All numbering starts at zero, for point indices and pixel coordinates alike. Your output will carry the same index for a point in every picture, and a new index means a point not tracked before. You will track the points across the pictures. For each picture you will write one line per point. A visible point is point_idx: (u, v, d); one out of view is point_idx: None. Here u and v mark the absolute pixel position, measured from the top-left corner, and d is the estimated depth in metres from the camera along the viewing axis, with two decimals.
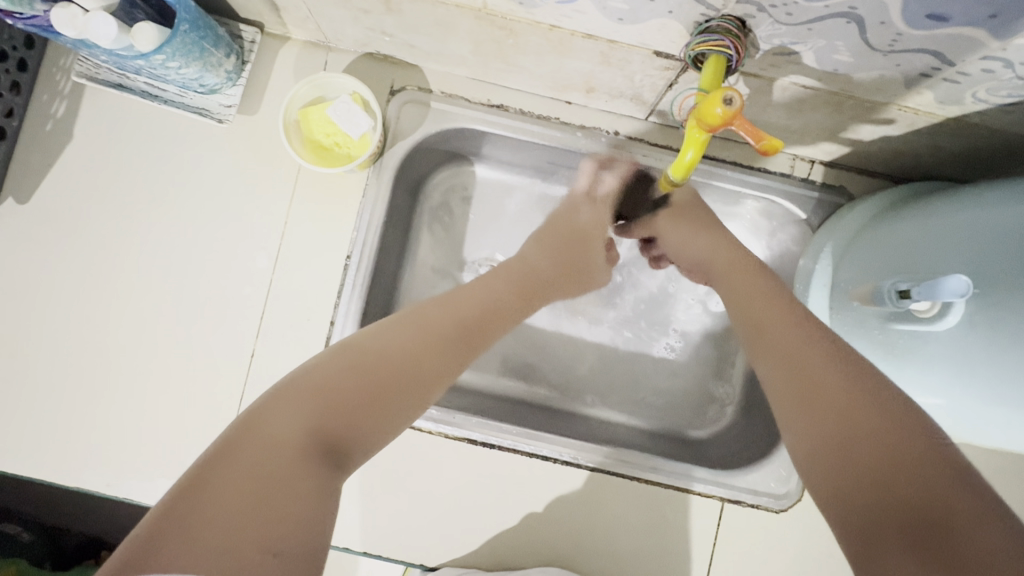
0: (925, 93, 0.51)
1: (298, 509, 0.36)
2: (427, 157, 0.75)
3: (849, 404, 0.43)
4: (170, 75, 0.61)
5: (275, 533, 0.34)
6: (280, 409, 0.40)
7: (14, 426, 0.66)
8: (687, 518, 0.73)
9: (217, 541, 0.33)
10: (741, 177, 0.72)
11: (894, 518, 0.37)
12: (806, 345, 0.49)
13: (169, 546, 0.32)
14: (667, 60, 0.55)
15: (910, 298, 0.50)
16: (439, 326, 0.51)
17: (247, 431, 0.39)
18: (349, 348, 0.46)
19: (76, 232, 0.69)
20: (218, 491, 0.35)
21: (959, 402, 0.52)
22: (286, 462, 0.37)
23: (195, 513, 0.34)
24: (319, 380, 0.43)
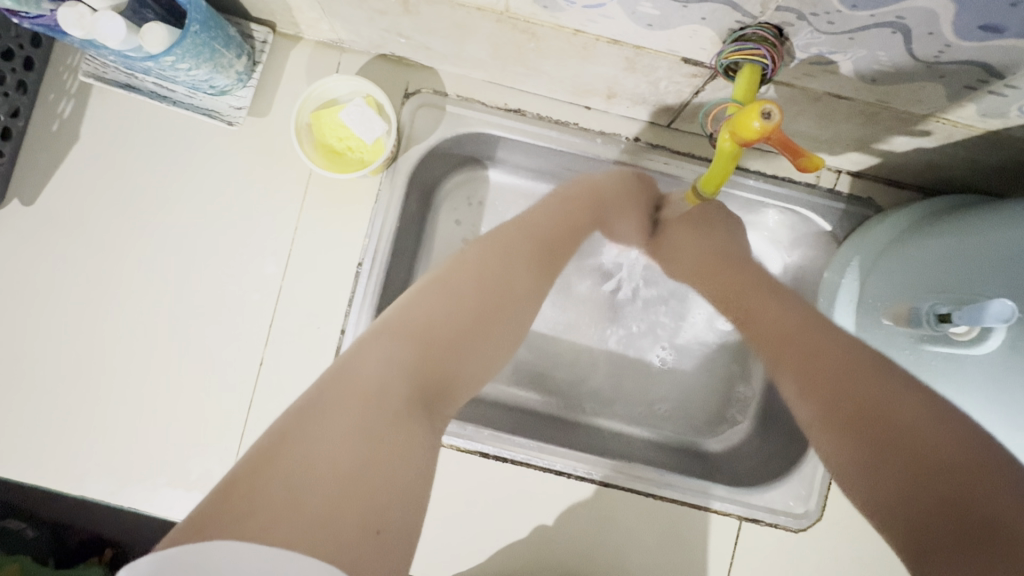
0: (967, 106, 0.49)
1: (387, 478, 0.35)
2: (442, 161, 0.73)
3: (883, 406, 0.42)
4: (179, 77, 0.59)
5: (355, 505, 0.33)
6: (363, 358, 0.40)
7: (20, 430, 0.65)
8: (703, 535, 0.71)
9: (283, 515, 0.32)
10: (763, 187, 0.70)
11: (939, 521, 0.36)
12: (840, 352, 0.48)
13: (236, 516, 0.31)
14: (695, 68, 0.52)
15: (950, 321, 0.48)
16: (512, 272, 0.49)
17: (326, 388, 0.38)
18: (428, 292, 0.45)
19: (82, 231, 0.68)
20: (299, 451, 0.34)
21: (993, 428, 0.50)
22: (371, 426, 0.36)
23: (263, 485, 0.33)
24: (402, 326, 0.42)
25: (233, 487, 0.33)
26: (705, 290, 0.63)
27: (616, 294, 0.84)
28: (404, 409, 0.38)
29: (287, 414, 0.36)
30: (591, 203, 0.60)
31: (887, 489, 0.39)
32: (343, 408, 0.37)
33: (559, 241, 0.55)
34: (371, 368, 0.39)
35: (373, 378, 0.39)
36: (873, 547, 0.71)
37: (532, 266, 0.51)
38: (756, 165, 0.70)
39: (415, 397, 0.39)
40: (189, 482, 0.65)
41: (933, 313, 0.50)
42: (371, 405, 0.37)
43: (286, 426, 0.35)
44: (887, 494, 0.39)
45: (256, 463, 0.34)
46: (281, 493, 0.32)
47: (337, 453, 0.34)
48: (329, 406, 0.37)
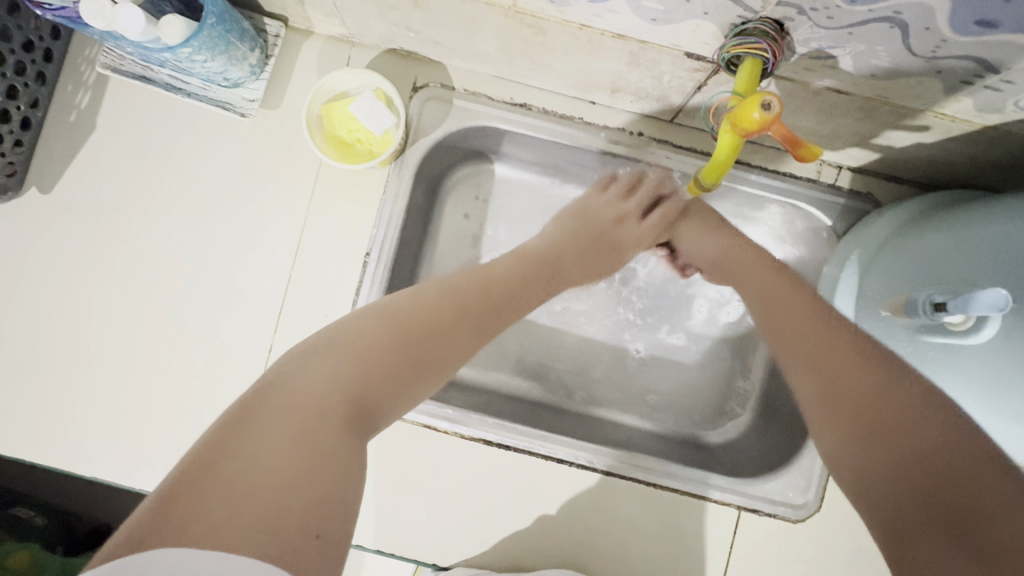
0: (964, 101, 0.50)
1: (317, 484, 0.37)
2: (448, 154, 0.75)
3: (882, 400, 0.42)
4: (195, 68, 0.61)
5: (286, 507, 0.35)
6: (300, 368, 0.42)
7: (36, 414, 0.67)
8: (703, 525, 0.72)
9: (219, 517, 0.34)
10: (765, 182, 0.71)
11: (926, 517, 0.36)
12: (842, 341, 0.48)
13: (175, 519, 0.34)
14: (698, 62, 0.54)
15: (945, 310, 0.49)
16: (461, 288, 0.52)
17: (263, 395, 0.40)
18: (376, 307, 0.48)
19: (98, 221, 0.69)
20: (230, 456, 0.36)
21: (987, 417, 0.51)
22: (305, 436, 0.38)
23: (196, 490, 0.35)
24: (341, 338, 0.45)
25: (174, 494, 0.35)
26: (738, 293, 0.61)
27: (618, 287, 0.85)
28: (338, 419, 0.40)
29: (225, 422, 0.38)
30: (552, 254, 0.62)
31: (882, 482, 0.40)
32: (280, 418, 0.39)
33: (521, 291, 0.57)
34: (308, 382, 0.41)
35: (310, 392, 0.41)
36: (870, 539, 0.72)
37: (494, 287, 0.54)
38: (758, 161, 0.71)
39: (349, 407, 0.41)
40: None
41: (929, 302, 0.51)
42: (304, 414, 0.39)
43: (220, 431, 0.38)
44: (880, 487, 0.40)
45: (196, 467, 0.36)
46: (218, 497, 0.35)
47: (274, 461, 0.37)
48: (266, 415, 0.39)
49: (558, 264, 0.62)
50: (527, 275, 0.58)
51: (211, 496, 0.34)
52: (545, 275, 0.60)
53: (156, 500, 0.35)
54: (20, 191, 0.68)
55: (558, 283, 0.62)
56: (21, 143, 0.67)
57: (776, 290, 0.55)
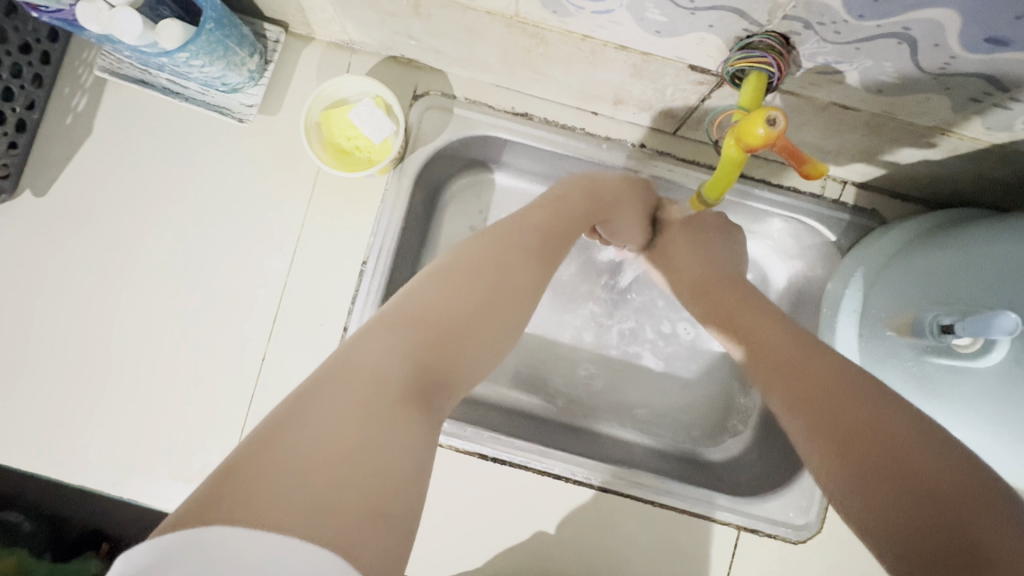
0: (973, 119, 0.49)
1: (394, 461, 0.35)
2: (448, 162, 0.74)
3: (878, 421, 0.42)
4: (193, 73, 0.60)
5: (362, 486, 0.33)
6: (373, 340, 0.41)
7: (24, 420, 0.66)
8: (703, 544, 0.71)
9: (293, 501, 0.31)
10: (769, 196, 0.70)
11: (935, 539, 0.35)
12: (830, 364, 0.48)
13: (234, 498, 0.31)
14: (702, 75, 0.53)
15: (953, 332, 0.47)
16: (522, 255, 0.51)
17: (335, 368, 0.38)
18: (443, 274, 0.47)
19: (94, 226, 0.68)
20: (305, 430, 0.34)
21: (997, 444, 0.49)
22: (376, 414, 0.36)
23: (260, 467, 0.32)
24: (412, 308, 0.44)
25: (230, 473, 0.32)
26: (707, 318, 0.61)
27: (619, 299, 0.84)
28: (412, 391, 0.39)
29: (288, 405, 0.36)
30: (598, 188, 0.61)
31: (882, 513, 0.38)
32: (347, 396, 0.36)
33: (568, 232, 0.57)
34: (373, 359, 0.39)
35: (378, 370, 0.39)
36: (873, 561, 0.70)
37: (541, 242, 0.53)
38: (761, 175, 0.70)
39: (421, 380, 0.40)
40: (188, 474, 0.65)
41: (936, 323, 0.50)
42: (379, 386, 0.37)
43: (292, 404, 0.36)
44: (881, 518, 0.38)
45: (255, 453, 0.33)
46: (278, 483, 0.31)
47: (342, 440, 0.34)
48: (332, 396, 0.36)
49: (603, 199, 0.61)
50: (571, 213, 0.58)
51: (268, 482, 0.31)
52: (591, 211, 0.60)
53: (211, 481, 0.32)
54: (14, 193, 0.68)
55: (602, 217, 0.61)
56: (16, 145, 0.66)
57: (760, 314, 0.56)
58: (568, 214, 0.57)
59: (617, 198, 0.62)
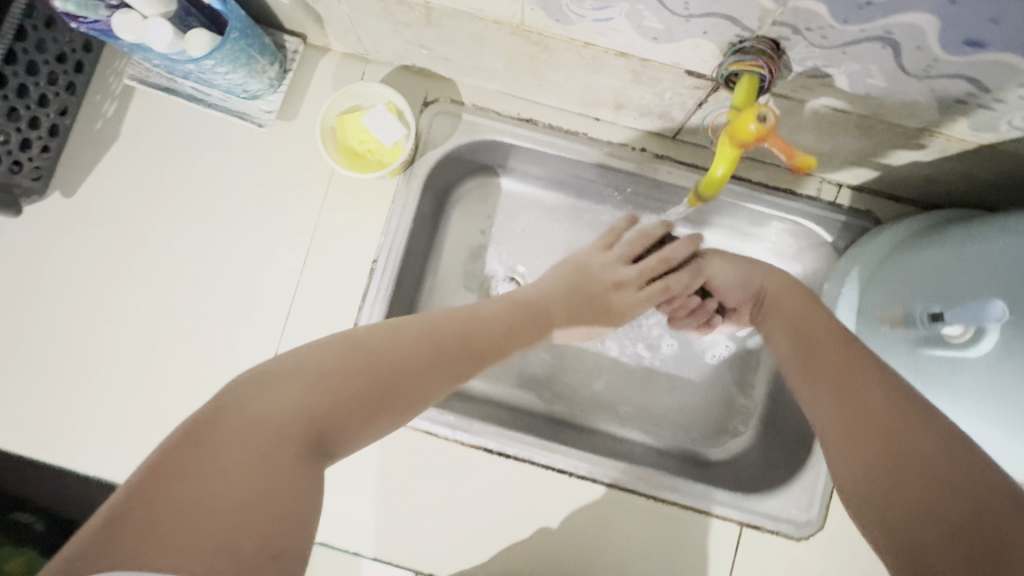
0: (958, 120, 0.51)
1: (277, 506, 0.36)
2: (457, 166, 0.78)
3: (892, 422, 0.43)
4: (217, 80, 0.64)
5: (244, 528, 0.34)
6: (267, 386, 0.41)
7: (47, 412, 0.68)
8: (705, 541, 0.71)
9: (170, 545, 0.32)
10: (765, 198, 0.72)
11: (949, 532, 0.35)
12: (856, 368, 0.49)
13: (123, 541, 0.31)
14: (699, 80, 0.56)
15: (943, 321, 0.51)
16: (439, 329, 0.54)
17: (227, 409, 0.39)
18: (351, 333, 0.49)
19: (118, 226, 0.72)
20: (190, 474, 0.34)
21: (992, 434, 0.50)
22: (260, 451, 0.37)
23: (150, 509, 0.33)
24: (311, 360, 0.44)
25: (118, 516, 0.32)
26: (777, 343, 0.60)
27: None
28: (302, 438, 0.39)
29: (185, 434, 0.37)
30: (544, 308, 0.65)
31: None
32: (245, 428, 0.38)
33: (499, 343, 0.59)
34: (270, 401, 0.40)
35: (284, 405, 0.40)
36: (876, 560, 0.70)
37: (467, 325, 0.56)
38: (758, 177, 0.72)
39: (314, 429, 0.41)
40: None
41: (927, 314, 0.53)
42: (269, 434, 0.38)
43: (180, 445, 0.36)
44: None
45: (144, 484, 0.34)
46: (160, 513, 0.33)
47: (232, 471, 0.35)
48: (233, 429, 0.37)
49: (546, 320, 0.65)
50: (514, 319, 0.61)
51: (153, 514, 0.32)
52: (535, 328, 0.63)
53: (100, 521, 0.32)
54: (44, 194, 0.71)
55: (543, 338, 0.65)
56: (48, 149, 0.70)
57: (797, 318, 0.59)
58: (506, 316, 0.60)
59: (560, 307, 0.66)
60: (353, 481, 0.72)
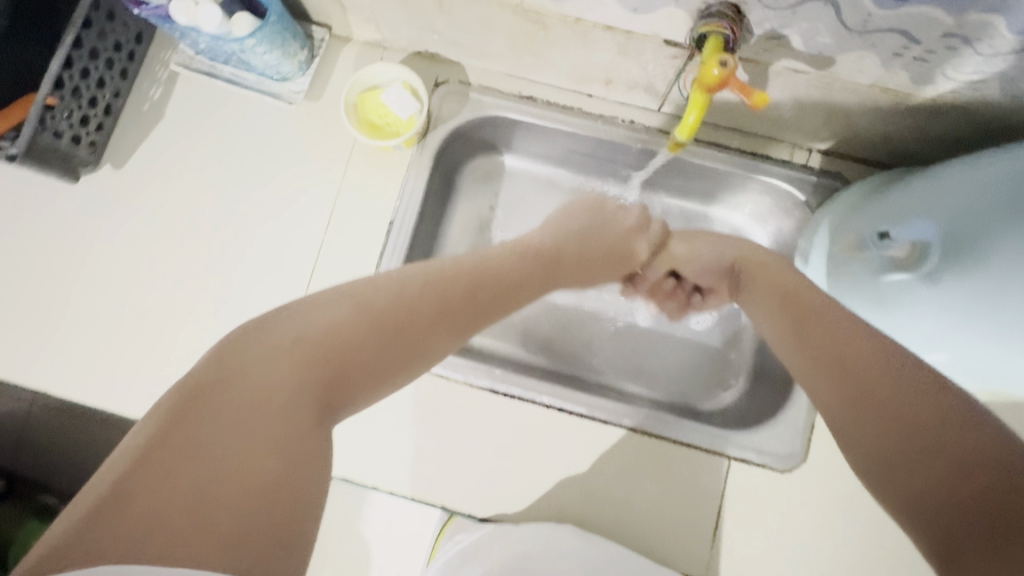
0: (900, 74, 0.59)
1: (283, 488, 0.38)
2: (464, 142, 0.86)
3: (888, 384, 0.44)
4: (255, 61, 0.73)
5: (248, 514, 0.36)
6: (261, 364, 0.41)
7: (95, 359, 0.76)
8: (699, 478, 0.75)
9: (175, 533, 0.34)
10: (743, 162, 0.79)
11: (951, 491, 0.36)
12: (849, 336, 0.50)
13: (124, 527, 0.34)
14: (675, 48, 0.64)
15: (891, 239, 0.60)
16: (447, 288, 0.53)
17: (220, 390, 0.40)
18: (352, 296, 0.48)
19: (161, 195, 0.80)
20: (188, 462, 0.36)
21: (947, 347, 0.57)
22: (260, 436, 0.39)
23: (149, 495, 0.35)
24: (307, 331, 0.44)
25: (115, 502, 0.34)
26: (749, 303, 0.65)
27: None
28: (300, 417, 0.41)
29: (165, 420, 0.38)
30: (551, 255, 0.66)
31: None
32: (241, 411, 0.39)
33: (497, 299, 0.58)
34: (265, 380, 0.41)
35: (267, 385, 0.41)
36: (859, 495, 0.75)
37: (471, 283, 0.56)
38: (736, 144, 0.80)
39: (313, 408, 0.42)
40: None
41: (877, 236, 0.63)
42: (264, 417, 0.40)
43: (173, 431, 0.37)
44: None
45: (132, 470, 0.35)
46: (152, 504, 0.35)
47: (229, 462, 0.37)
48: (213, 416, 0.38)
49: (557, 267, 0.66)
50: (519, 275, 0.61)
51: (145, 505, 0.35)
52: (546, 274, 0.64)
53: (99, 504, 0.34)
54: (97, 166, 0.80)
55: (552, 285, 0.66)
56: (102, 126, 0.78)
57: (777, 291, 0.61)
58: (509, 270, 0.60)
59: (570, 255, 0.67)
60: (369, 424, 0.78)
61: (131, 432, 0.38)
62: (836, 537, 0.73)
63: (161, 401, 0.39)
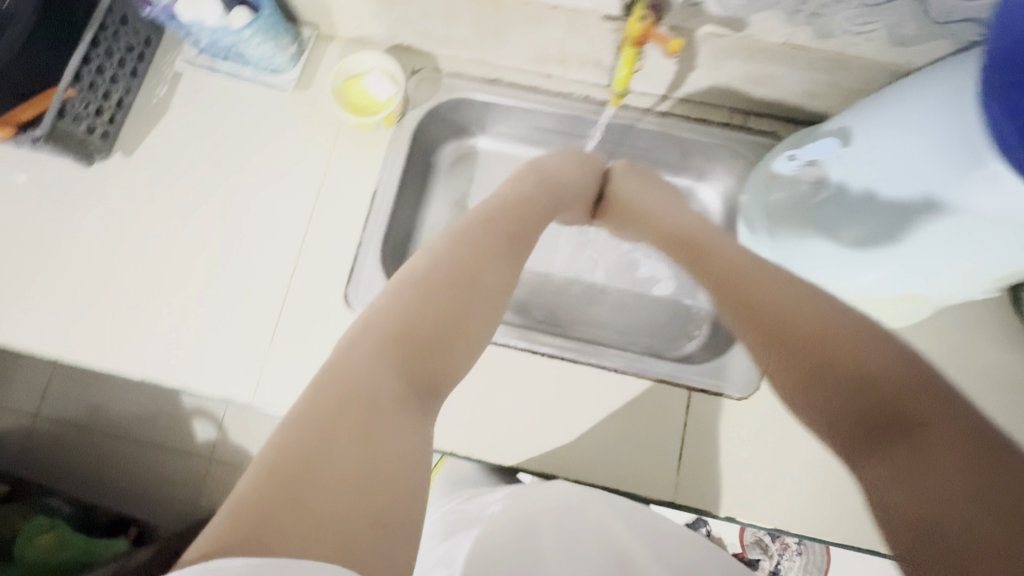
0: (804, 30, 0.69)
1: (395, 471, 0.45)
2: (441, 125, 0.96)
3: (843, 342, 0.51)
4: (251, 51, 0.84)
5: (375, 498, 0.42)
6: (357, 367, 0.49)
7: (105, 324, 0.82)
8: (663, 409, 0.81)
9: (318, 524, 0.39)
10: (687, 126, 0.88)
11: (883, 428, 0.46)
12: (796, 293, 0.56)
13: (272, 530, 0.38)
14: (615, 21, 0.74)
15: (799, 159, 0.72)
16: (481, 257, 0.61)
17: (331, 400, 0.46)
18: (410, 287, 0.56)
19: (167, 177, 0.89)
20: (318, 466, 0.42)
21: (881, 260, 0.65)
22: (373, 430, 0.45)
23: (294, 500, 0.40)
24: (384, 331, 0.52)
25: (262, 512, 0.39)
26: (667, 254, 0.72)
27: (585, 233, 1.01)
28: (397, 407, 0.48)
29: (288, 436, 0.43)
30: (558, 193, 0.75)
31: (903, 484, 0.42)
32: (352, 413, 0.45)
33: (522, 245, 0.67)
34: (363, 380, 0.48)
35: (366, 384, 0.48)
36: None
37: (502, 245, 0.64)
38: (681, 111, 0.89)
39: (404, 394, 0.49)
40: (233, 356, 0.81)
41: (794, 161, 0.73)
42: (369, 409, 0.46)
43: (301, 445, 0.42)
44: (899, 493, 0.42)
45: (269, 486, 0.40)
46: (293, 510, 0.39)
47: (353, 457, 0.43)
48: (331, 438, 0.43)
49: (561, 199, 0.75)
50: (526, 218, 0.69)
51: (288, 509, 0.39)
52: (552, 204, 0.73)
53: (243, 514, 0.39)
54: (110, 154, 0.89)
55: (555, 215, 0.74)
56: (115, 118, 0.88)
57: (706, 253, 0.66)
58: (518, 212, 0.69)
59: (571, 190, 0.77)
60: None
61: (257, 455, 0.43)
62: (791, 458, 0.79)
63: (283, 420, 0.45)
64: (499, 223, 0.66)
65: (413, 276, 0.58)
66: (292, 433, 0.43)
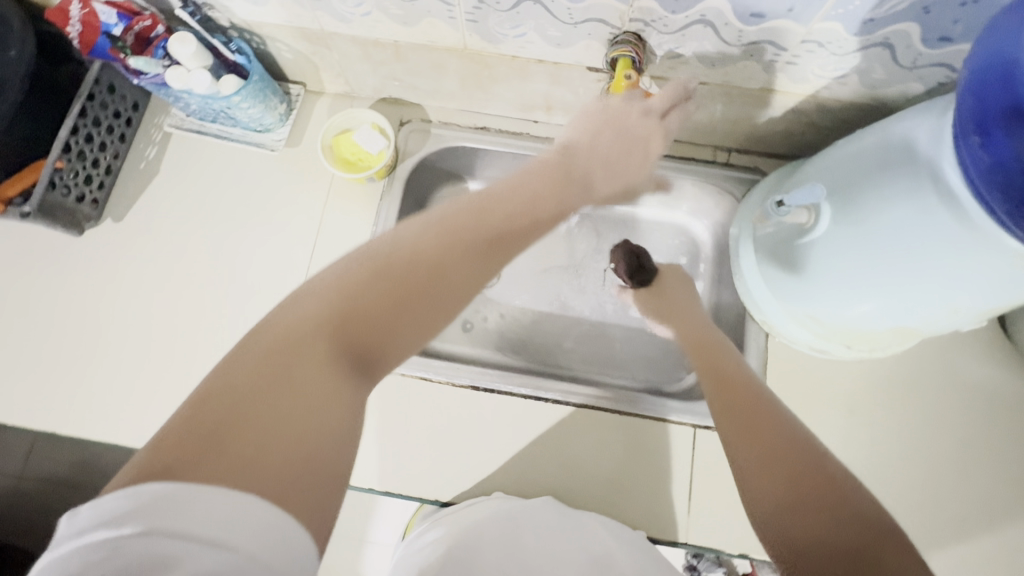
0: (781, 76, 0.71)
1: (320, 440, 0.38)
2: (431, 173, 0.97)
3: (820, 470, 0.49)
4: (241, 114, 0.84)
5: (294, 464, 0.36)
6: (299, 317, 0.41)
7: (98, 394, 0.81)
8: (668, 447, 0.82)
9: (226, 477, 0.34)
10: (674, 165, 0.91)
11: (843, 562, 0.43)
12: (784, 414, 0.56)
13: (180, 473, 0.33)
14: (598, 73, 0.77)
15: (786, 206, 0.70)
16: (463, 216, 0.50)
17: (266, 349, 0.39)
18: (376, 244, 0.47)
19: (159, 240, 0.88)
20: (240, 419, 0.36)
21: (869, 294, 0.66)
22: (305, 389, 0.39)
23: (203, 452, 0.34)
24: (336, 281, 0.44)
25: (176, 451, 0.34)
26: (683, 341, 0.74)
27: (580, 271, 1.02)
28: (339, 365, 0.41)
29: (216, 379, 0.38)
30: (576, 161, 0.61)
31: None
32: (286, 369, 0.39)
33: (517, 220, 0.53)
34: (302, 333, 0.40)
35: (306, 336, 0.40)
36: None
37: (491, 208, 0.52)
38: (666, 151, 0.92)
39: (348, 357, 0.42)
40: None
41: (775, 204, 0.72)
42: (310, 364, 0.40)
43: (227, 390, 0.37)
44: None
45: (185, 427, 0.35)
46: (201, 464, 0.34)
47: (279, 414, 0.37)
48: (263, 394, 0.37)
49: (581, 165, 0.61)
50: (539, 182, 0.58)
51: (197, 461, 0.34)
52: (563, 181, 0.58)
53: (156, 454, 0.34)
54: (99, 221, 0.88)
55: (575, 188, 0.59)
56: (104, 184, 0.87)
57: (709, 355, 0.68)
58: (524, 185, 0.56)
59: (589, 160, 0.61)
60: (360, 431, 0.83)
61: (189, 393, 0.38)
62: None
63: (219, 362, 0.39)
64: (497, 189, 0.54)
65: (386, 238, 0.47)
66: (218, 377, 0.38)
